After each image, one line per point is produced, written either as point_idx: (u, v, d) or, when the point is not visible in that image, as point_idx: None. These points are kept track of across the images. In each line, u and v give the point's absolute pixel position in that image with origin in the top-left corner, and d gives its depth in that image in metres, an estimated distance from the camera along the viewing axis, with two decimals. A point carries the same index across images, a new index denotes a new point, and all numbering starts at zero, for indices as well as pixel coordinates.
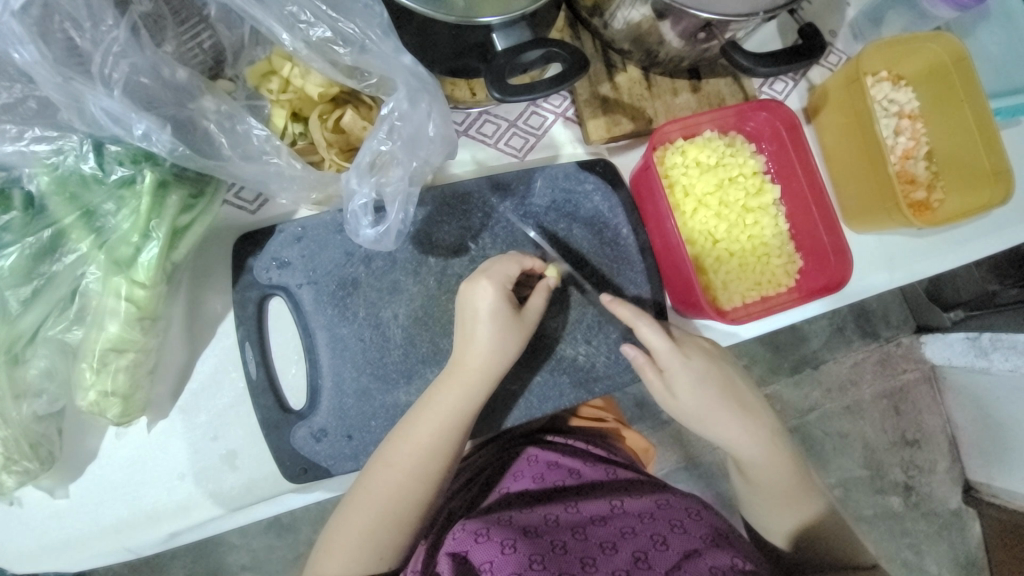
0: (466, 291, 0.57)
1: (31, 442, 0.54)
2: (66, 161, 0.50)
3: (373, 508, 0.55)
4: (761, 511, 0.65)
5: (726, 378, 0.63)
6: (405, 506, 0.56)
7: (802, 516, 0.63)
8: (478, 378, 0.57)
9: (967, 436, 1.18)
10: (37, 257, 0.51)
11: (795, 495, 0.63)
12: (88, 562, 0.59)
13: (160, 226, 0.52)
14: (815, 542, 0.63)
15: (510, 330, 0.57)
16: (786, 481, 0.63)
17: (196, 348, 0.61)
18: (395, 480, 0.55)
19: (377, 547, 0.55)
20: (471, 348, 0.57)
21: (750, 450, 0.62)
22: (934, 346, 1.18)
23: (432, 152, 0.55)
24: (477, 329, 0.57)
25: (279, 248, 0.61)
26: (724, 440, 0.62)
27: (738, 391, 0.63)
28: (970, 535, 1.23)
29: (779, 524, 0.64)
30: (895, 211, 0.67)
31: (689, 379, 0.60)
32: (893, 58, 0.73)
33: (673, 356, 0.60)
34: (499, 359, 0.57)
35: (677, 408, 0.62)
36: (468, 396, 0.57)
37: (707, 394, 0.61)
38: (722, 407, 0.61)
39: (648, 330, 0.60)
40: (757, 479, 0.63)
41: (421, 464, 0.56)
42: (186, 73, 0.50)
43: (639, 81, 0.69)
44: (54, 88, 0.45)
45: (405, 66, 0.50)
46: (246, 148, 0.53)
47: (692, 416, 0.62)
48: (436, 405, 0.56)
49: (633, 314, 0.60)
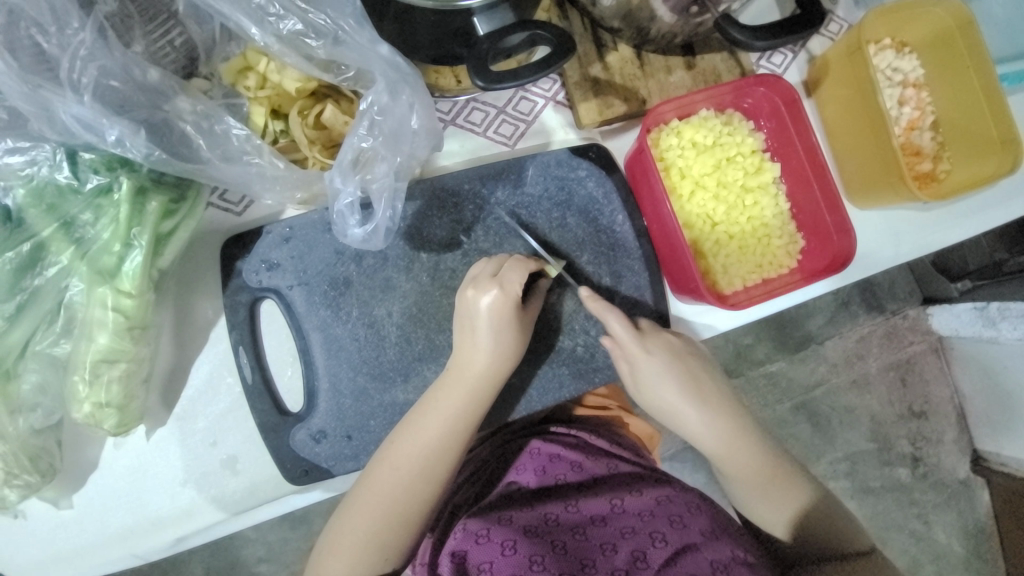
0: (466, 296, 0.57)
1: (30, 455, 0.54)
2: (40, 172, 0.49)
3: (379, 509, 0.55)
4: (750, 506, 0.64)
5: (689, 369, 0.63)
6: (411, 508, 0.56)
7: (789, 506, 0.63)
8: (484, 382, 0.57)
9: (976, 406, 1.18)
10: (18, 272, 0.50)
11: (777, 483, 0.63)
12: (98, 570, 0.59)
13: (142, 234, 0.51)
14: (806, 526, 0.62)
15: (510, 332, 0.57)
16: (764, 467, 0.63)
17: (189, 355, 0.60)
18: (401, 481, 0.55)
19: (383, 549, 0.55)
20: (474, 352, 0.56)
21: (721, 445, 0.63)
22: (941, 318, 1.16)
23: (418, 145, 0.54)
24: (478, 332, 0.56)
25: (268, 249, 0.60)
26: (693, 433, 0.63)
27: (702, 383, 0.63)
28: (979, 503, 1.23)
29: (768, 516, 0.63)
30: (900, 185, 0.65)
31: (650, 374, 0.61)
32: (896, 25, 0.70)
33: (637, 348, 0.61)
34: (503, 363, 0.57)
35: (643, 400, 0.64)
36: (475, 400, 0.57)
37: (668, 388, 0.62)
38: (685, 398, 0.62)
39: (618, 325, 0.61)
40: (736, 472, 0.63)
41: (428, 467, 0.56)
42: (158, 73, 0.48)
43: (630, 60, 0.67)
44: (21, 97, 0.43)
45: (382, 57, 0.48)
46: (226, 148, 0.51)
47: (658, 408, 0.63)
48: (441, 408, 0.56)
49: (604, 306, 0.61)
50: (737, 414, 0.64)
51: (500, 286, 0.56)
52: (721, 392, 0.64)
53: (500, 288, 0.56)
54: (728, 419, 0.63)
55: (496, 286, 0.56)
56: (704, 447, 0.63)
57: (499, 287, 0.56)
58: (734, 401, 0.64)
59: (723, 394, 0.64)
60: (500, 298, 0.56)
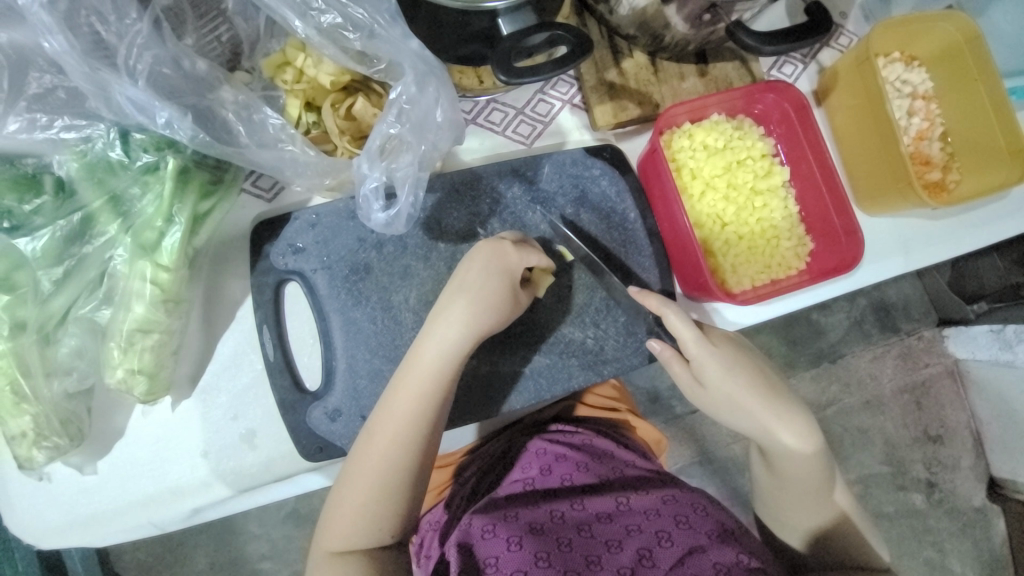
0: (477, 250, 0.58)
1: (62, 418, 0.56)
2: (94, 148, 0.52)
3: (363, 482, 0.55)
4: (786, 508, 0.66)
5: (750, 364, 0.63)
6: (395, 474, 0.55)
7: (823, 513, 0.65)
8: (459, 335, 0.56)
9: (992, 432, 1.16)
10: (68, 240, 0.54)
11: (814, 496, 0.64)
12: (114, 537, 0.61)
13: (182, 211, 0.54)
14: (826, 541, 0.65)
15: (494, 292, 0.57)
16: (810, 480, 0.64)
17: (215, 332, 0.63)
18: (379, 448, 0.55)
19: (373, 518, 0.55)
20: (454, 308, 0.57)
21: (779, 443, 0.63)
22: (959, 341, 1.16)
23: (440, 137, 0.57)
24: (458, 288, 0.57)
25: (295, 234, 0.63)
26: (753, 428, 0.63)
27: (765, 377, 0.64)
28: (995, 534, 1.20)
29: (802, 521, 0.65)
30: (908, 191, 0.66)
31: (716, 366, 0.61)
32: (905, 39, 0.73)
33: (698, 343, 0.61)
34: (480, 318, 0.57)
35: (701, 394, 0.63)
36: (447, 356, 0.56)
37: (732, 383, 0.62)
38: (748, 392, 0.62)
39: (676, 320, 0.60)
40: (782, 473, 0.64)
41: (403, 430, 0.55)
42: (206, 65, 0.52)
43: (645, 66, 0.70)
44: (82, 77, 0.47)
45: (412, 50, 0.51)
46: (262, 135, 0.55)
47: (717, 401, 0.63)
48: (415, 368, 0.56)
49: (661, 302, 0.61)
50: (807, 416, 0.64)
51: (515, 246, 0.58)
52: (783, 390, 0.64)
53: (516, 251, 0.58)
54: (797, 422, 0.62)
55: (508, 237, 0.59)
56: (761, 441, 0.64)
57: (512, 246, 0.58)
58: (798, 406, 0.64)
59: (788, 395, 0.64)
60: (508, 253, 0.58)
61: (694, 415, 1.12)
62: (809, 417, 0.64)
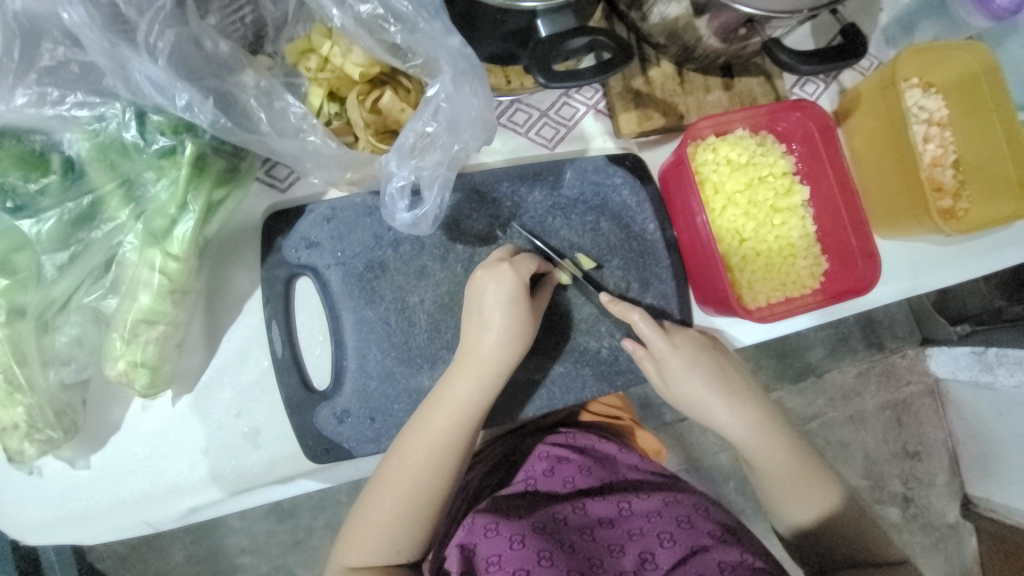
0: (476, 278, 0.57)
1: (56, 410, 0.54)
2: (108, 128, 0.50)
3: (389, 506, 0.55)
4: (778, 504, 0.65)
5: (717, 363, 0.63)
6: (420, 501, 0.55)
7: (818, 507, 0.64)
8: (493, 366, 0.56)
9: (968, 451, 1.19)
10: (76, 224, 0.51)
11: (808, 486, 0.64)
12: (107, 536, 0.58)
13: (197, 200, 0.52)
14: (833, 534, 0.64)
15: (525, 322, 0.57)
16: (795, 471, 0.64)
17: (219, 325, 0.60)
18: (411, 476, 0.55)
19: (395, 540, 0.55)
20: (484, 337, 0.56)
21: (747, 437, 0.63)
22: (938, 359, 1.18)
23: (473, 136, 0.54)
24: (486, 315, 0.57)
25: (309, 228, 0.61)
26: (723, 427, 0.64)
27: (729, 378, 0.64)
28: (965, 549, 1.23)
29: (798, 519, 0.64)
30: (925, 218, 0.67)
31: (677, 367, 0.62)
32: (926, 65, 0.73)
33: (664, 344, 0.62)
34: (511, 348, 0.57)
35: (671, 395, 0.63)
36: (483, 388, 0.56)
37: (696, 383, 0.62)
38: (711, 391, 0.63)
39: (643, 324, 0.61)
40: (766, 469, 0.64)
41: (436, 461, 0.55)
42: (228, 46, 0.50)
43: (672, 77, 0.69)
44: (101, 53, 0.44)
45: (453, 48, 0.50)
46: (283, 124, 0.52)
47: (685, 401, 0.63)
48: (448, 397, 0.56)
49: (626, 309, 0.61)
50: (768, 410, 0.65)
51: (512, 268, 0.57)
52: (747, 385, 0.65)
53: (512, 269, 0.57)
54: (754, 415, 0.63)
55: (507, 262, 0.57)
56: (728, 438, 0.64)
57: (509, 266, 0.57)
58: (756, 395, 0.65)
59: (748, 390, 0.65)
60: (507, 275, 0.57)
61: (684, 422, 1.12)
62: (765, 407, 0.65)
